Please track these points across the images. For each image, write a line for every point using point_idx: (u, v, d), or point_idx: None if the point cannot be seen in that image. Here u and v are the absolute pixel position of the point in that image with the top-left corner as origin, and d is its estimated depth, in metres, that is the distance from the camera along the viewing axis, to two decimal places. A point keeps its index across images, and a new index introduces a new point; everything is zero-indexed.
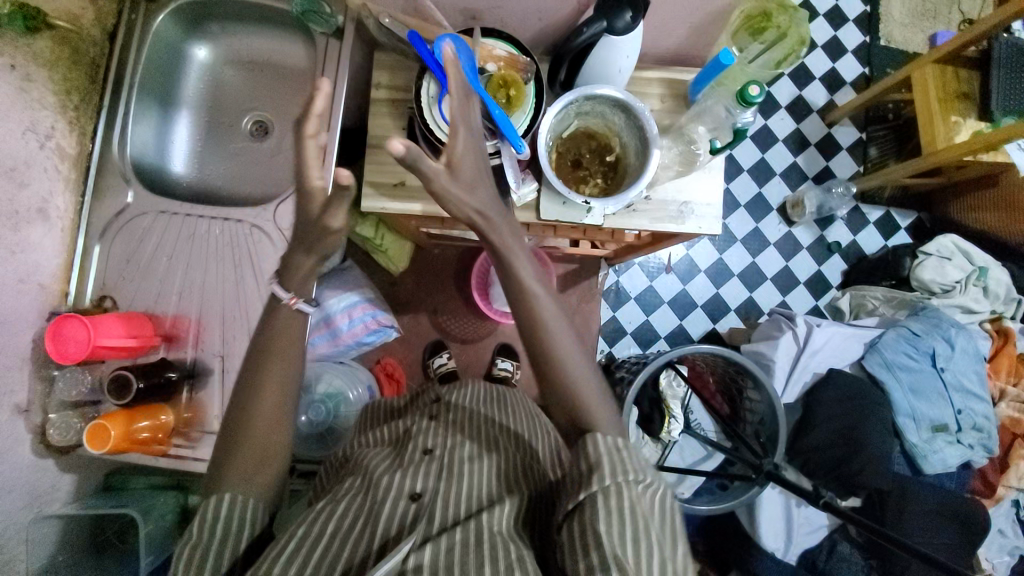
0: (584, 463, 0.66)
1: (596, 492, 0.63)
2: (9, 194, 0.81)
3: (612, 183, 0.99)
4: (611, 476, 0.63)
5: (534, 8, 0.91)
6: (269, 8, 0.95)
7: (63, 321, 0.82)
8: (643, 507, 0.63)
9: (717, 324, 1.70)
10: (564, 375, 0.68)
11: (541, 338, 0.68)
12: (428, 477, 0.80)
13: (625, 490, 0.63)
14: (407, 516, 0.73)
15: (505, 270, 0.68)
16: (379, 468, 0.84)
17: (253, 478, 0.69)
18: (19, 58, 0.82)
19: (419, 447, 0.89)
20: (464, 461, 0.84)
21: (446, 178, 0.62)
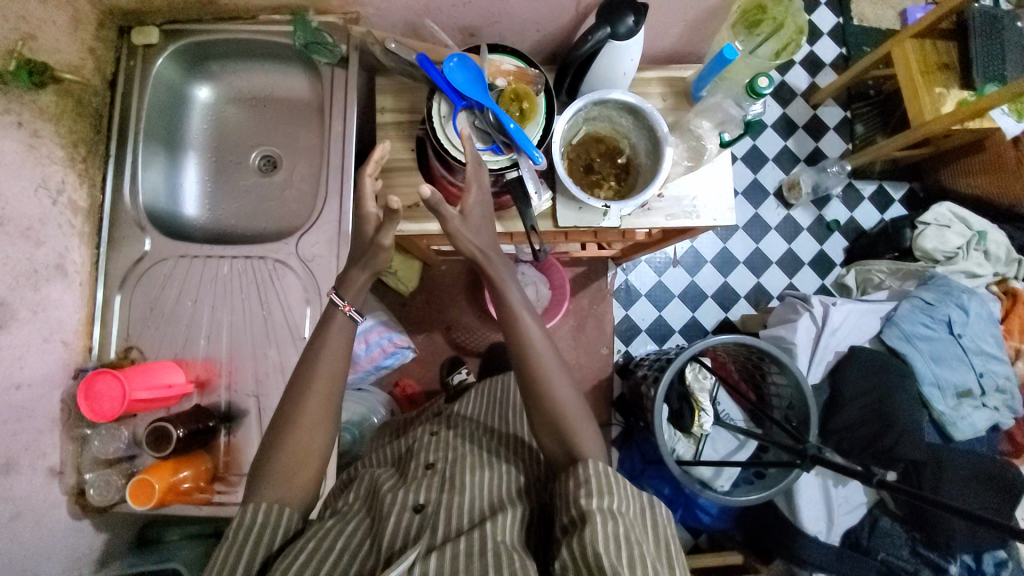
0: (575, 484, 0.73)
1: (585, 512, 0.67)
2: (26, 254, 0.78)
3: (625, 185, 1.01)
4: (598, 499, 0.69)
5: (532, 21, 0.95)
6: (270, 44, 0.95)
7: (94, 378, 0.79)
8: (634, 532, 0.66)
9: (728, 312, 1.72)
10: (548, 389, 0.83)
11: (530, 361, 0.83)
12: (430, 489, 0.80)
13: (618, 516, 0.67)
14: (408, 530, 0.73)
15: (498, 293, 0.87)
16: (382, 487, 0.84)
17: (290, 483, 0.73)
18: (26, 114, 0.78)
19: (423, 463, 0.90)
20: (466, 471, 0.84)
21: (457, 222, 0.82)
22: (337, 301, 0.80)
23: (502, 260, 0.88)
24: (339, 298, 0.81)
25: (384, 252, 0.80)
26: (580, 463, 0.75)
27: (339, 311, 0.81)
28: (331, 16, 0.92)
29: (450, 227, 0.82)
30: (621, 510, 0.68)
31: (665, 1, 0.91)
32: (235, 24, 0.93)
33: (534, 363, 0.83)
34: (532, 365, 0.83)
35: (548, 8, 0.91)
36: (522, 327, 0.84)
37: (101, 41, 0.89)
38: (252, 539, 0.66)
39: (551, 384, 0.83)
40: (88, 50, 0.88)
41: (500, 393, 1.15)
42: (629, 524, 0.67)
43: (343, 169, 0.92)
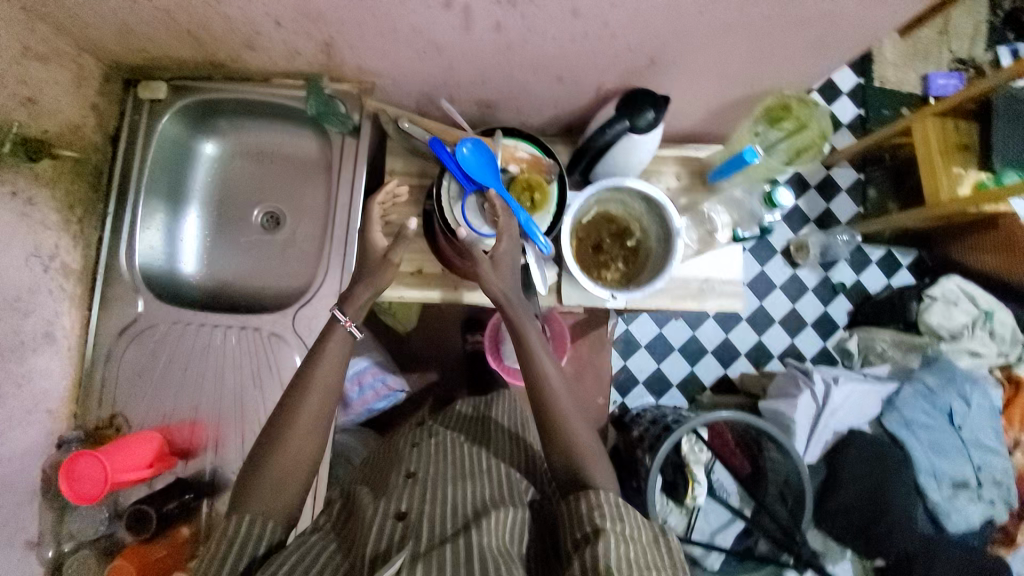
0: (582, 504, 0.71)
1: (597, 534, 0.65)
2: (14, 325, 0.75)
3: (634, 268, 0.98)
4: (612, 523, 0.67)
5: (549, 99, 0.93)
6: (282, 107, 0.92)
7: (75, 459, 0.76)
8: (644, 554, 0.64)
9: (727, 369, 1.69)
10: (552, 399, 0.81)
11: (539, 388, 0.82)
12: (411, 497, 0.75)
13: (631, 540, 0.65)
14: (391, 535, 0.68)
15: (519, 338, 0.82)
16: (361, 498, 0.80)
17: (276, 500, 0.71)
18: (22, 182, 0.75)
19: (403, 470, 0.85)
20: (448, 482, 0.80)
21: (487, 269, 0.81)
22: (339, 316, 0.81)
23: (524, 304, 0.83)
24: (339, 314, 0.81)
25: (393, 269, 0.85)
26: (592, 488, 0.73)
27: (339, 327, 0.81)
28: (345, 83, 0.89)
29: (479, 272, 0.81)
30: (634, 536, 0.66)
31: (688, 88, 0.89)
32: (248, 85, 0.90)
33: (546, 396, 0.81)
34: (540, 399, 0.81)
35: (567, 90, 0.89)
36: (535, 361, 0.82)
37: (104, 96, 0.87)
38: (236, 548, 0.64)
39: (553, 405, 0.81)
40: (91, 106, 0.85)
41: (489, 408, 1.11)
42: (642, 548, 0.65)
43: (347, 242, 0.91)
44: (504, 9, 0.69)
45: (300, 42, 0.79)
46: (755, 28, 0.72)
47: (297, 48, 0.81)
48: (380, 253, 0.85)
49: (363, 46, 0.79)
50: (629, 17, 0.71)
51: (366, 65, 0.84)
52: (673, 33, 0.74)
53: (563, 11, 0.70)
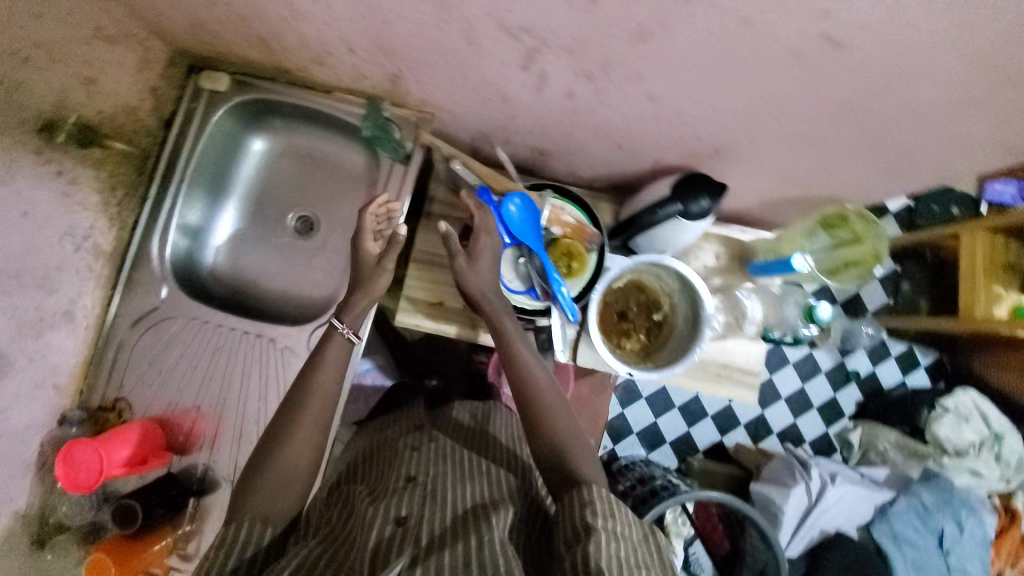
0: (571, 503, 0.65)
1: (586, 531, 0.60)
2: (37, 302, 0.74)
3: (655, 342, 0.96)
4: (603, 520, 0.61)
5: (605, 160, 0.91)
6: (338, 120, 0.91)
7: (73, 444, 0.77)
8: (640, 555, 0.59)
9: (723, 436, 1.66)
10: (535, 402, 0.77)
11: (530, 391, 0.77)
12: (410, 503, 0.74)
13: (625, 539, 0.60)
14: (387, 543, 0.66)
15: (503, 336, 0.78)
16: (360, 496, 0.78)
17: (278, 502, 0.72)
18: (67, 162, 0.75)
19: (400, 472, 0.82)
20: (449, 488, 0.78)
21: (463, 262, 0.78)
22: (338, 323, 0.82)
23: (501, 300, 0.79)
24: (338, 321, 0.82)
25: (384, 278, 0.83)
26: (584, 485, 0.67)
27: (337, 332, 0.82)
28: (405, 109, 0.88)
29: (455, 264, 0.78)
30: (626, 533, 0.61)
31: (747, 179, 0.86)
32: (309, 93, 0.89)
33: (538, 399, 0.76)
34: (533, 404, 0.76)
35: (624, 157, 0.88)
36: (524, 363, 0.78)
37: (165, 80, 0.86)
38: (238, 546, 0.65)
39: (549, 417, 0.76)
40: (150, 90, 0.83)
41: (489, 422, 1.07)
42: (635, 549, 0.60)
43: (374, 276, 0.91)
44: (580, 80, 0.68)
45: (368, 67, 0.78)
46: (832, 145, 0.70)
47: (364, 71, 0.79)
48: (372, 259, 0.83)
49: (430, 83, 0.78)
50: (706, 113, 0.68)
51: (429, 97, 0.83)
52: (745, 134, 0.72)
53: (639, 94, 0.68)
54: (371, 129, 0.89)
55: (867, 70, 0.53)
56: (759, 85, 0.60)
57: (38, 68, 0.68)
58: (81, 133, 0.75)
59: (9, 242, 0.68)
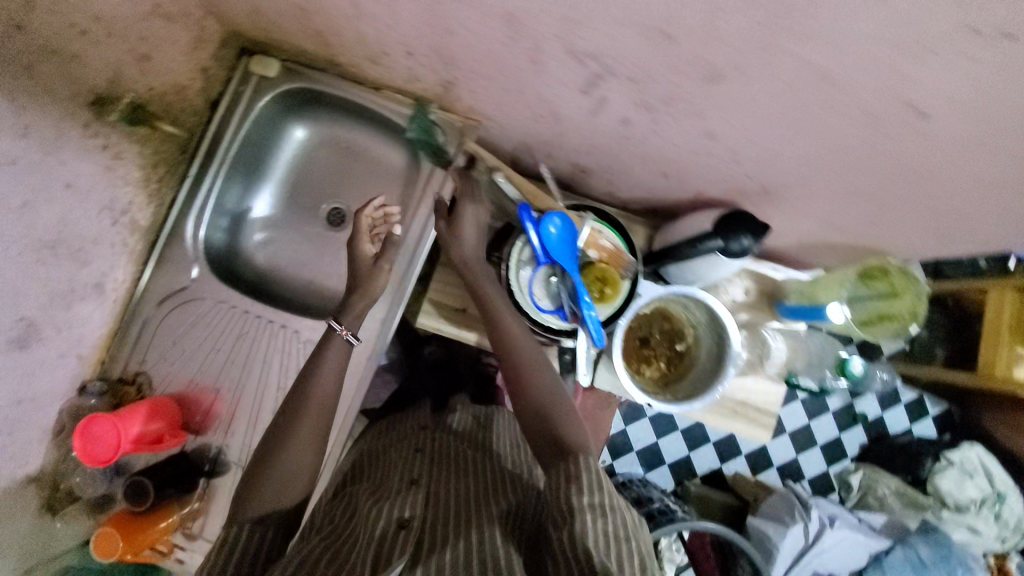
0: (560, 477, 0.64)
1: (575, 510, 0.59)
2: (69, 274, 0.74)
3: (674, 372, 0.95)
4: (589, 495, 0.60)
5: (646, 185, 0.90)
6: (383, 116, 0.91)
7: (92, 419, 0.76)
8: (628, 528, 0.59)
9: (723, 464, 1.65)
10: (535, 393, 0.75)
11: (521, 372, 0.76)
12: (413, 508, 0.73)
13: (613, 512, 0.59)
14: (388, 544, 0.66)
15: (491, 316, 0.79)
16: (365, 499, 0.78)
17: (281, 496, 0.70)
18: (114, 137, 0.74)
19: (401, 477, 0.82)
20: (451, 492, 0.78)
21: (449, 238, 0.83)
22: (334, 324, 0.81)
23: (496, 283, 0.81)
24: (337, 323, 0.81)
25: (379, 281, 0.85)
26: (574, 456, 0.66)
27: (336, 335, 0.81)
28: (452, 114, 0.88)
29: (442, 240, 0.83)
30: (614, 506, 0.61)
31: (789, 222, 0.85)
32: (355, 86, 0.89)
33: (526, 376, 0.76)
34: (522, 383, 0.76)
35: (667, 185, 0.87)
36: (516, 343, 0.77)
37: (216, 60, 0.85)
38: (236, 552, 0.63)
39: (552, 405, 0.74)
40: (201, 70, 0.83)
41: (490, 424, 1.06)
42: (624, 520, 0.60)
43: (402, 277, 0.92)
44: (639, 110, 0.67)
45: (422, 69, 0.77)
46: (886, 203, 0.69)
47: (417, 73, 0.79)
48: (368, 263, 0.86)
49: (483, 93, 0.77)
50: (762, 157, 0.67)
51: (478, 105, 0.83)
52: (797, 181, 0.71)
53: (697, 131, 0.67)
54: (416, 130, 0.90)
55: (943, 142, 0.52)
56: (826, 138, 0.58)
57: (96, 42, 0.67)
58: (133, 113, 0.75)
59: (49, 212, 0.68)
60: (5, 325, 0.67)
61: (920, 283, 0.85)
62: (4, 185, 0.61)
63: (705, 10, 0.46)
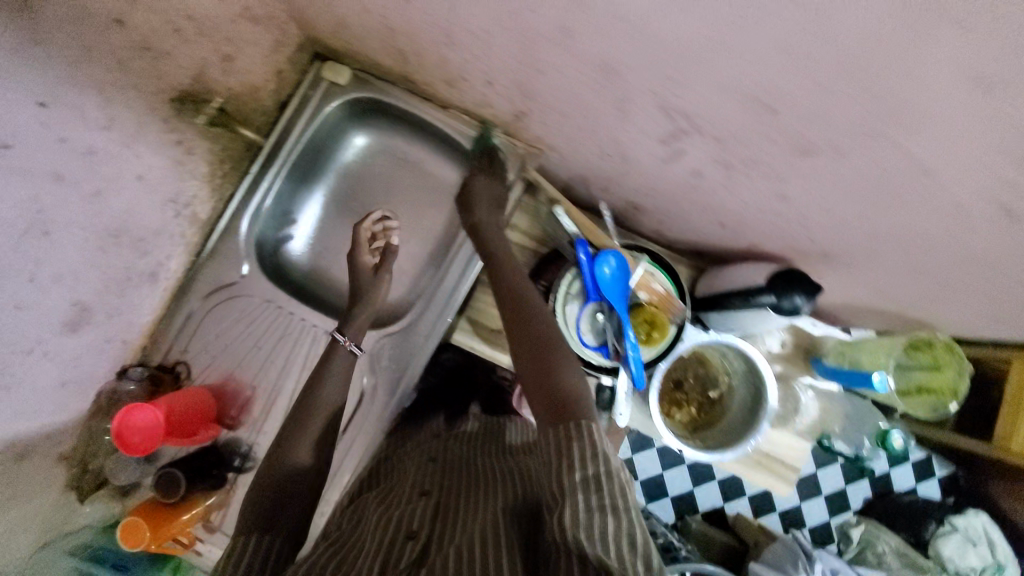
0: (554, 450, 0.58)
1: (573, 489, 0.53)
2: (128, 262, 0.75)
3: (705, 418, 0.95)
4: (582, 468, 0.54)
5: (697, 231, 0.91)
6: (446, 133, 0.92)
7: (133, 408, 0.72)
8: (627, 497, 0.53)
9: (726, 503, 1.64)
10: (546, 365, 0.68)
11: (529, 344, 0.70)
12: (423, 517, 0.66)
13: (608, 480, 0.53)
14: (393, 554, 0.59)
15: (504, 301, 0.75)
16: (374, 508, 0.72)
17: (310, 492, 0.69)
18: (189, 133, 0.75)
19: (414, 484, 0.75)
20: (464, 498, 0.70)
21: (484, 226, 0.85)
22: (339, 335, 0.83)
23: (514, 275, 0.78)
24: (341, 333, 0.82)
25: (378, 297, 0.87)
26: (567, 423, 0.59)
27: (340, 346, 0.83)
28: (516, 140, 0.90)
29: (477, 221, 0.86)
30: (609, 472, 0.54)
31: (838, 285, 0.86)
32: (419, 100, 0.90)
33: (534, 348, 0.70)
34: (529, 356, 0.70)
35: (720, 234, 0.88)
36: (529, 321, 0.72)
37: (291, 63, 0.86)
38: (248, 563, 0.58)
39: (557, 370, 0.67)
40: (275, 72, 0.84)
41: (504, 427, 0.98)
42: (622, 487, 0.53)
43: (450, 296, 0.92)
44: (715, 165, 0.67)
45: (497, 96, 0.78)
46: (948, 286, 0.69)
47: (491, 97, 0.80)
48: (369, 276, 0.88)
49: (554, 127, 0.79)
50: (831, 225, 0.68)
51: (545, 136, 0.84)
52: (861, 251, 0.71)
53: (770, 193, 0.67)
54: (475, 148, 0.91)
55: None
56: (904, 221, 0.59)
57: (186, 39, 0.67)
58: (219, 117, 0.78)
59: (119, 201, 0.69)
60: (63, 307, 0.67)
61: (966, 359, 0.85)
62: (82, 173, 0.62)
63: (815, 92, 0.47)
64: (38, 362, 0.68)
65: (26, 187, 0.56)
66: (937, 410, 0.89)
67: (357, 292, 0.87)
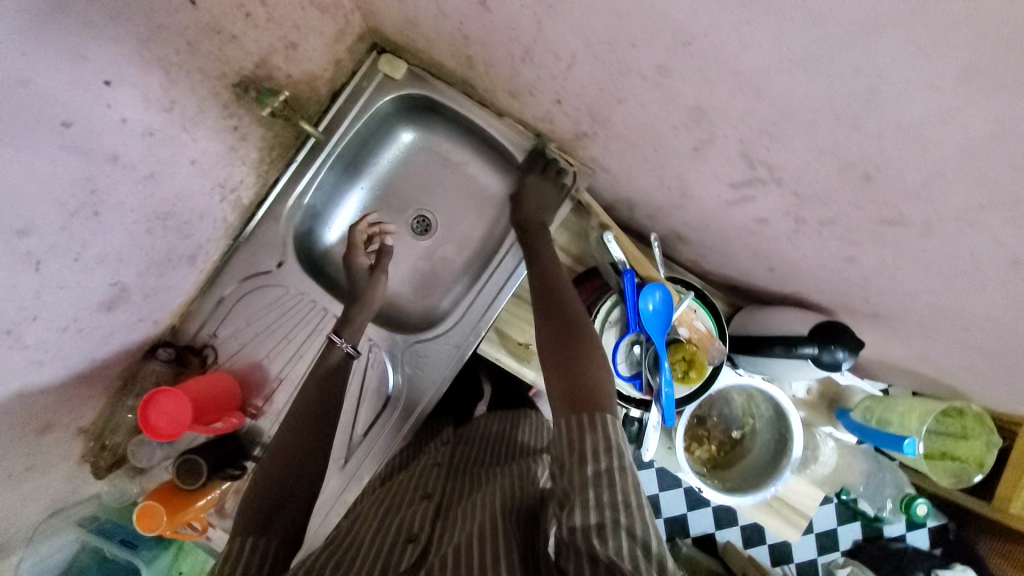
0: (567, 444, 0.56)
1: (585, 484, 0.51)
2: (171, 244, 0.73)
3: (725, 458, 0.95)
4: (595, 462, 0.52)
5: (742, 271, 0.90)
6: (498, 141, 0.90)
7: (158, 393, 0.71)
8: (638, 494, 0.51)
9: (718, 531, 1.37)
10: (569, 362, 0.66)
11: (556, 340, 0.69)
12: (424, 519, 0.63)
13: (621, 475, 0.52)
14: (393, 559, 0.56)
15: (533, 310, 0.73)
16: (377, 511, 0.67)
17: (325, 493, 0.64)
18: (246, 119, 0.73)
19: (415, 488, 0.71)
20: (467, 497, 0.66)
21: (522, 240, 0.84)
22: (335, 338, 0.80)
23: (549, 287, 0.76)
24: (337, 336, 0.79)
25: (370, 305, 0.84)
26: (585, 413, 0.58)
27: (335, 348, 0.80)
28: (570, 157, 0.88)
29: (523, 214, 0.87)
30: (623, 465, 0.53)
31: (880, 343, 0.85)
32: (475, 105, 0.88)
33: (560, 346, 0.68)
34: (552, 355, 0.68)
35: (767, 277, 0.86)
36: (558, 320, 0.71)
37: (350, 53, 0.83)
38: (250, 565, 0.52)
39: (580, 364, 0.65)
40: (334, 61, 0.81)
41: (517, 420, 0.92)
42: (633, 484, 0.52)
43: (484, 311, 0.90)
44: (785, 217, 0.66)
45: (562, 114, 0.76)
46: (1000, 366, 0.68)
47: (554, 114, 0.78)
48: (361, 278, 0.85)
49: (617, 152, 0.77)
50: (895, 290, 0.66)
51: (604, 159, 0.82)
52: (918, 318, 0.69)
53: (837, 251, 0.65)
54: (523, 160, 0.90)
55: None
56: (977, 302, 0.57)
57: (254, 25, 0.65)
58: (283, 110, 0.76)
59: (169, 185, 0.67)
60: (101, 287, 0.66)
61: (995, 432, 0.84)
62: (137, 155, 0.60)
63: (922, 173, 0.46)
64: (71, 339, 0.66)
65: (83, 167, 0.54)
66: (962, 481, 0.89)
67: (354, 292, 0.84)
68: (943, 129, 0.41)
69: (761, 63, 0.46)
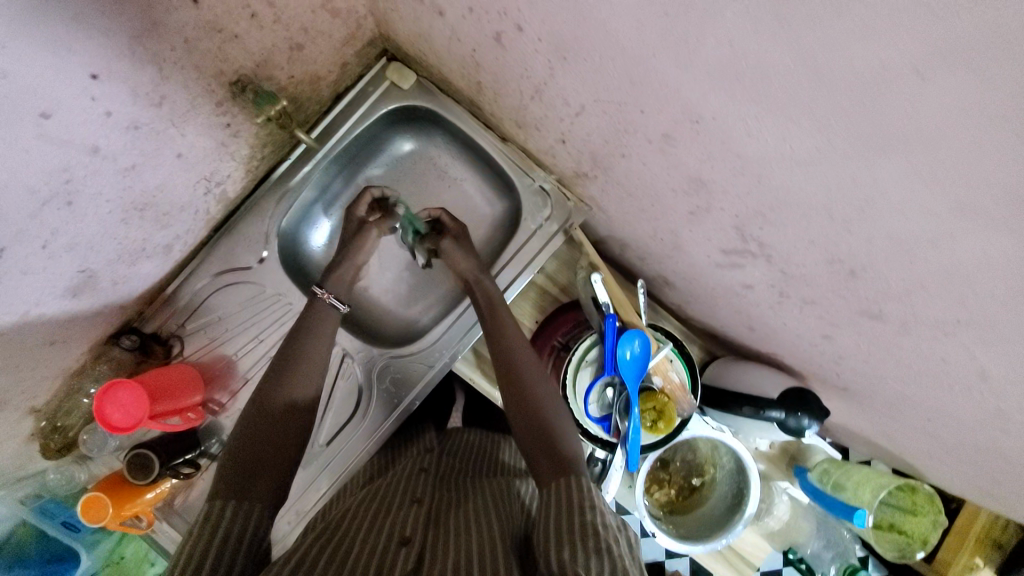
0: (556, 503, 0.57)
1: (572, 531, 0.53)
2: (147, 234, 0.70)
3: (682, 503, 0.96)
4: (582, 514, 0.54)
5: (723, 325, 0.90)
6: (498, 165, 0.89)
7: (113, 386, 0.67)
8: (620, 546, 0.52)
9: (668, 562, 1.37)
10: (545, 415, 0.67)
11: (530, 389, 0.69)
12: (416, 525, 0.60)
13: (605, 530, 0.53)
14: (386, 564, 0.53)
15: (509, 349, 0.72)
16: (362, 510, 0.65)
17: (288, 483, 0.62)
18: (240, 117, 0.71)
19: (404, 492, 0.69)
20: (457, 510, 0.64)
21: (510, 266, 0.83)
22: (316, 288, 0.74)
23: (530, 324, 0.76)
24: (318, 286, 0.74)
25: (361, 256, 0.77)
26: (569, 477, 0.60)
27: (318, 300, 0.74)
28: (568, 192, 0.87)
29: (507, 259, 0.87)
30: (608, 522, 0.54)
31: (847, 414, 0.86)
32: (479, 125, 0.87)
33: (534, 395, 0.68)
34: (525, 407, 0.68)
35: (746, 335, 0.87)
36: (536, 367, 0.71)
37: (359, 57, 0.81)
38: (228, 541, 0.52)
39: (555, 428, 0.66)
40: (340, 64, 0.79)
41: (496, 443, 0.92)
42: (615, 535, 0.53)
43: (465, 333, 0.90)
44: (769, 288, 0.66)
45: (565, 152, 0.75)
46: (956, 457, 0.69)
47: (557, 151, 0.77)
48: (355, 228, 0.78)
49: (613, 196, 0.76)
50: (866, 372, 0.67)
51: (601, 199, 0.81)
52: (887, 401, 0.70)
53: (815, 327, 0.66)
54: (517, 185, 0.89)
55: None
56: (943, 401, 0.58)
57: (260, 25, 0.62)
58: (278, 116, 0.73)
59: (152, 177, 0.64)
60: (68, 274, 0.63)
61: (942, 512, 0.86)
62: (119, 147, 0.57)
63: (902, 279, 0.46)
64: (28, 323, 0.63)
65: (60, 157, 0.52)
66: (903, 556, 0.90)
67: (344, 248, 0.78)
68: (929, 249, 0.41)
69: (765, 154, 0.46)
